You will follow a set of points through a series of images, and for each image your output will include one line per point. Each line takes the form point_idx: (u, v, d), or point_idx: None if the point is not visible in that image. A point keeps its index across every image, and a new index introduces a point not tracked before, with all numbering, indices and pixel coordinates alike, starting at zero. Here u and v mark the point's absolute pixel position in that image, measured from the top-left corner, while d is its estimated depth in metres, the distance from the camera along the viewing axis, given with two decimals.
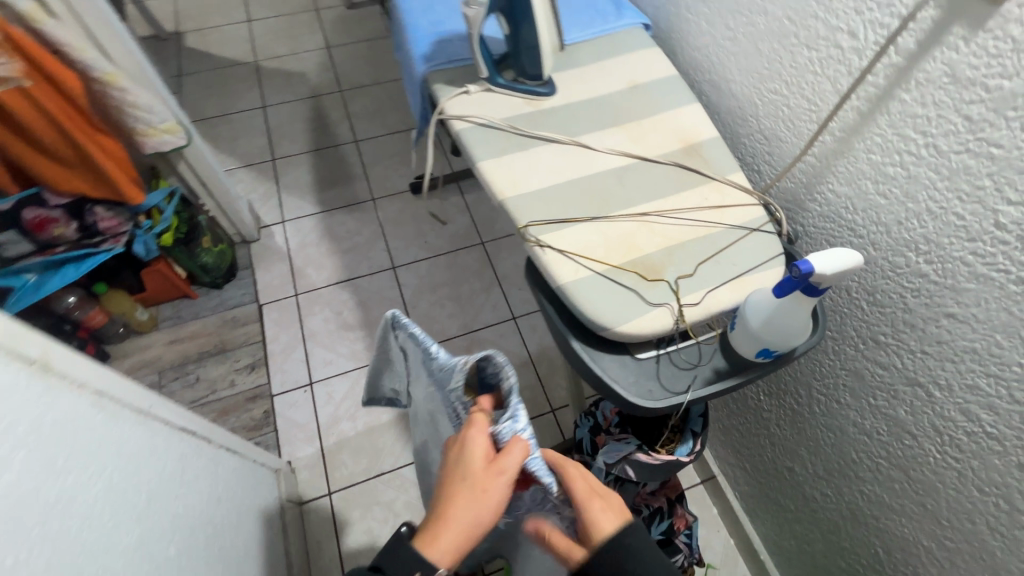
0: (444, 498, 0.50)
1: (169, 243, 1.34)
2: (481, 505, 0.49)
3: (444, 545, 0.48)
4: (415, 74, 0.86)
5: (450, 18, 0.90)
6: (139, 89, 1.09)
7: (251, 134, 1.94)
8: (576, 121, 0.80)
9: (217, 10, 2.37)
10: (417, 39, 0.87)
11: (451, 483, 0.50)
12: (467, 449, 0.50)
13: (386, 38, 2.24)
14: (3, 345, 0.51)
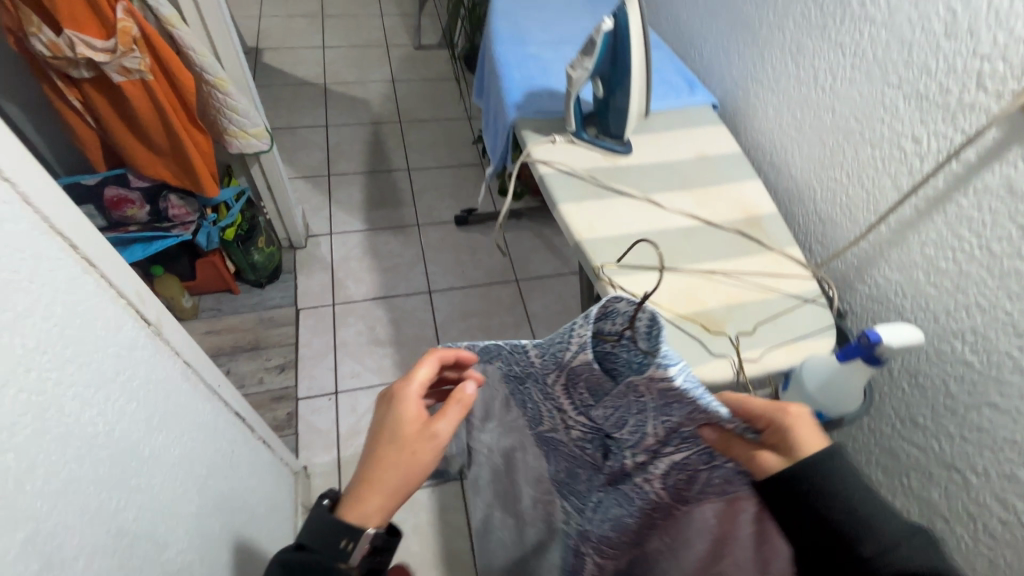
0: (371, 466, 0.57)
1: (230, 238, 1.41)
2: (409, 468, 0.57)
3: (371, 502, 0.56)
4: (505, 119, 0.95)
5: (541, 75, 1.00)
6: (240, 95, 1.18)
7: (312, 148, 2.05)
8: (650, 181, 0.87)
9: (296, 34, 2.56)
10: (511, 89, 0.97)
11: (379, 452, 0.57)
12: (402, 418, 0.58)
13: (449, 80, 2.40)
14: (132, 306, 0.56)
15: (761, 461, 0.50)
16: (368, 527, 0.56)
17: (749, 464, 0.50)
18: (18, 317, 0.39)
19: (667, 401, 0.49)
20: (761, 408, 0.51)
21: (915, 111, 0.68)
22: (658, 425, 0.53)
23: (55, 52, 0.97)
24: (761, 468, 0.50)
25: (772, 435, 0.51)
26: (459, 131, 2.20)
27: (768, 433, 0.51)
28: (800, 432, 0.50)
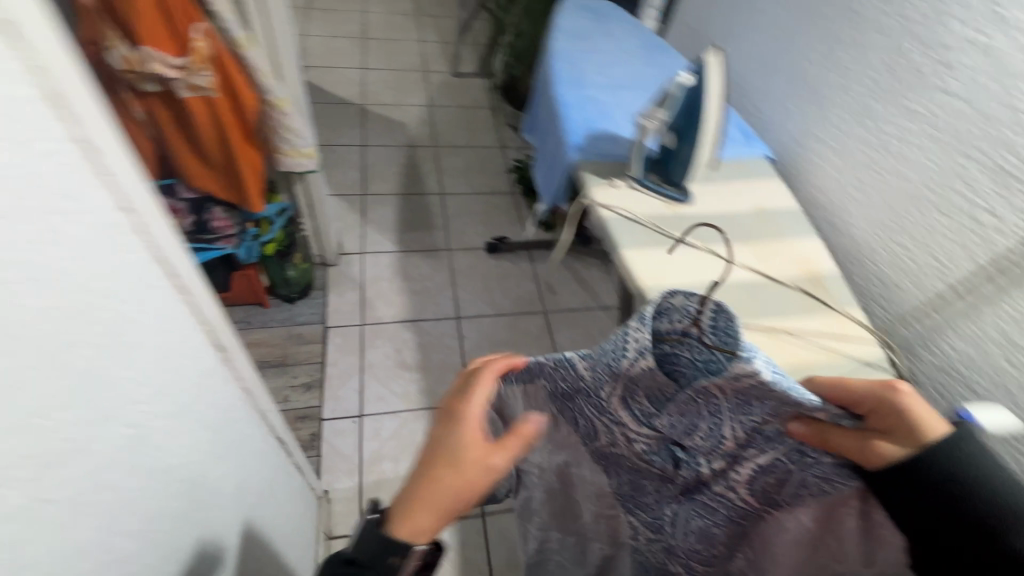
0: (422, 482, 0.51)
1: (270, 253, 1.43)
2: (463, 493, 0.51)
3: (419, 524, 0.51)
4: (565, 159, 0.95)
5: (600, 119, 1.01)
6: (297, 116, 1.19)
7: (348, 167, 2.07)
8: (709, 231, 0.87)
9: (337, 53, 2.61)
10: (572, 130, 0.97)
11: (433, 468, 0.51)
12: (460, 437, 0.52)
13: (484, 108, 2.44)
14: (210, 335, 0.55)
15: (876, 446, 0.49)
16: (417, 544, 0.51)
17: (861, 450, 0.50)
18: (127, 350, 0.39)
19: (750, 393, 0.51)
20: (862, 393, 0.52)
21: (997, 185, 0.67)
22: (741, 423, 0.55)
23: (128, 65, 0.98)
24: (878, 455, 0.49)
25: (880, 420, 0.51)
26: (492, 159, 2.22)
27: (874, 419, 0.51)
28: (913, 413, 0.50)
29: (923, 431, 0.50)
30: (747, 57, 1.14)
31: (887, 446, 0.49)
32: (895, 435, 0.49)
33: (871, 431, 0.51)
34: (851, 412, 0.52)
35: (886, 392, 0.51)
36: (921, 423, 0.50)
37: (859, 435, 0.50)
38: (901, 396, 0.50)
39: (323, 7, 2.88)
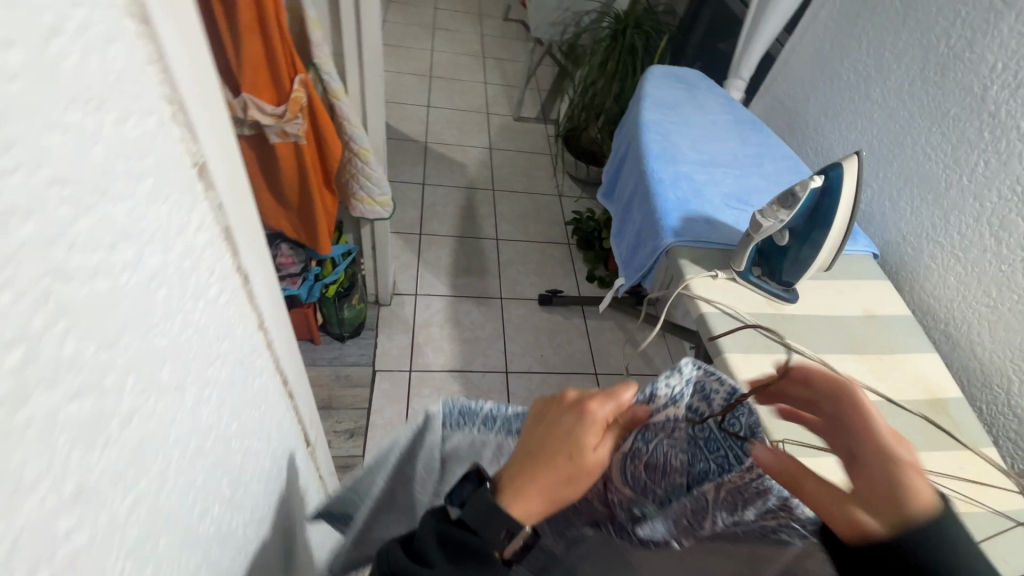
0: (543, 460, 0.46)
1: (331, 294, 1.40)
2: (577, 486, 0.46)
3: (536, 502, 0.45)
4: (659, 242, 0.91)
5: (695, 200, 0.97)
6: (378, 166, 1.19)
7: (406, 205, 2.07)
8: (819, 336, 0.80)
9: (403, 89, 2.65)
10: (667, 212, 0.93)
11: (556, 449, 0.46)
12: (585, 430, 0.47)
13: (544, 155, 2.44)
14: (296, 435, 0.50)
15: (847, 503, 0.43)
16: (527, 529, 0.44)
17: (829, 502, 0.44)
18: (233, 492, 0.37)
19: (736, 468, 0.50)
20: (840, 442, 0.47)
21: None
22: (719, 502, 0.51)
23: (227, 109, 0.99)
24: (844, 511, 0.43)
25: (868, 475, 0.43)
26: (548, 208, 2.20)
27: (864, 470, 0.44)
28: (909, 483, 0.42)
29: (909, 505, 0.41)
30: (849, 143, 1.09)
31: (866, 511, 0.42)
32: (875, 498, 0.42)
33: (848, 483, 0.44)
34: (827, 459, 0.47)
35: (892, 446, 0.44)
36: (912, 491, 0.41)
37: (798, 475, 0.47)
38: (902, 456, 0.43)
39: (392, 43, 2.94)
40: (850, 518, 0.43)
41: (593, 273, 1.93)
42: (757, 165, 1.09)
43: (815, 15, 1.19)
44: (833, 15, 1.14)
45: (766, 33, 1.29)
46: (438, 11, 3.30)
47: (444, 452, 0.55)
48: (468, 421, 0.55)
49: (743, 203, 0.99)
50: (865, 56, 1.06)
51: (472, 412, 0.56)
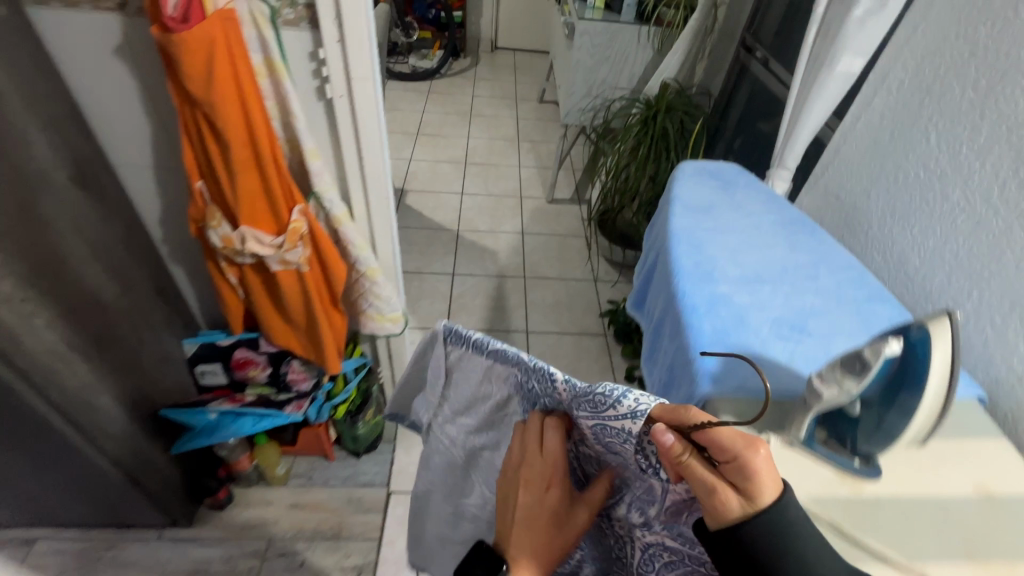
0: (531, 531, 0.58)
1: (340, 414, 1.32)
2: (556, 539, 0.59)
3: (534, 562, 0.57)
4: (694, 388, 0.75)
5: (738, 330, 0.82)
6: (387, 284, 1.12)
7: (435, 298, 2.01)
8: (913, 527, 0.60)
9: (439, 177, 2.68)
10: (702, 349, 0.78)
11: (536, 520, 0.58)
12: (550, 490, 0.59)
13: (579, 238, 2.35)
14: None
15: (722, 499, 0.49)
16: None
17: (710, 502, 0.50)
18: None
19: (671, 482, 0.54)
20: (728, 444, 0.50)
21: None
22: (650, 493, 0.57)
23: (226, 243, 0.96)
24: (719, 506, 0.49)
25: (732, 472, 0.50)
26: (582, 296, 2.07)
27: (729, 468, 0.50)
28: (762, 475, 0.49)
29: (763, 491, 0.49)
30: (926, 250, 0.91)
31: (735, 506, 0.49)
32: (740, 493, 0.49)
33: (722, 480, 0.50)
34: (717, 460, 0.51)
35: (750, 452, 0.49)
36: (766, 479, 0.49)
37: (707, 485, 0.49)
38: (761, 456, 0.49)
39: (431, 133, 3.04)
40: (724, 513, 0.49)
41: (632, 372, 1.75)
42: (811, 280, 0.93)
43: (869, 102, 1.06)
44: (892, 103, 1.00)
45: (811, 121, 1.16)
46: (475, 99, 3.42)
47: (449, 359, 0.67)
48: (458, 340, 0.64)
49: (798, 332, 0.83)
50: (936, 151, 0.90)
51: (465, 336, 0.64)
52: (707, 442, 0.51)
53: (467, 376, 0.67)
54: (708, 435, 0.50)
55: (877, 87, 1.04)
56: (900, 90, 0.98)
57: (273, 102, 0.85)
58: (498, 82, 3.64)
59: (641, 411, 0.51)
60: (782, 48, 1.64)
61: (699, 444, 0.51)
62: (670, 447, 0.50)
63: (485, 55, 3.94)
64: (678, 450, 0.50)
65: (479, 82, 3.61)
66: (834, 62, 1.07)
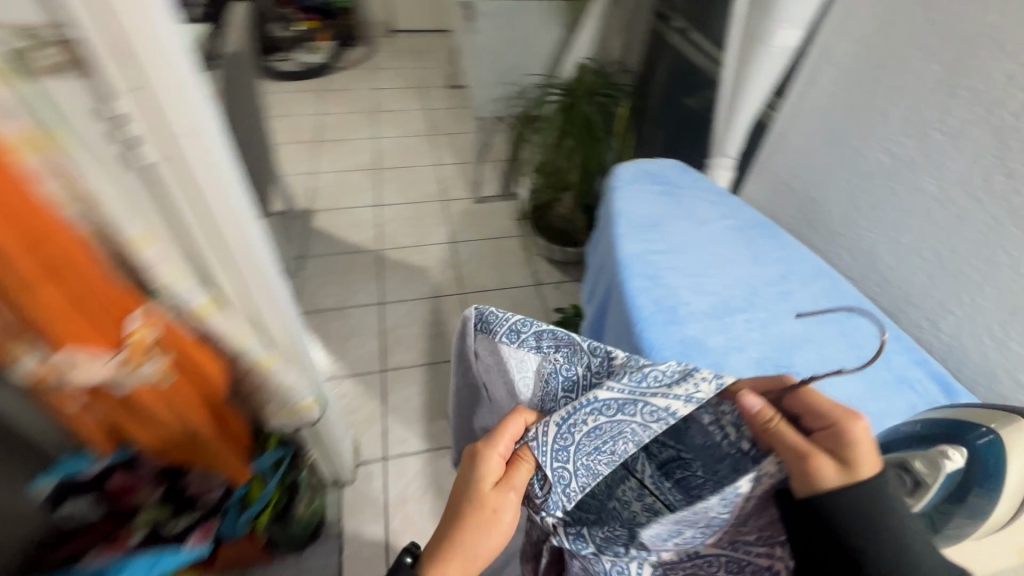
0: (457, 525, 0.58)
1: (264, 521, 1.09)
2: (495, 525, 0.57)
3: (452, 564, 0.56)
4: None
5: None
6: (287, 369, 0.91)
7: (365, 335, 1.77)
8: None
9: (350, 189, 2.39)
10: None
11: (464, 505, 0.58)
12: (485, 468, 0.56)
13: (514, 239, 2.16)
14: None
15: (821, 465, 0.48)
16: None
17: (797, 468, 0.49)
18: None
19: (760, 467, 0.49)
20: (824, 412, 0.52)
21: None
22: (720, 511, 0.51)
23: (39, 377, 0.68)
24: (822, 472, 0.48)
25: (826, 439, 0.51)
26: (528, 306, 1.90)
27: (822, 435, 0.52)
28: (860, 447, 0.50)
29: (859, 462, 0.49)
30: (901, 248, 0.81)
31: (825, 475, 0.48)
32: (841, 461, 0.49)
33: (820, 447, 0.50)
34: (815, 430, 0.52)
35: (842, 415, 0.51)
36: (864, 452, 0.50)
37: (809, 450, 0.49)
38: (858, 425, 0.50)
39: (334, 138, 2.71)
40: (814, 480, 0.48)
41: None
42: (784, 299, 0.81)
43: (814, 80, 0.94)
44: (842, 80, 0.88)
45: (751, 102, 1.04)
46: (378, 93, 3.09)
47: (480, 350, 0.66)
48: (486, 327, 0.63)
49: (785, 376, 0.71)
50: (900, 134, 0.79)
51: (502, 320, 0.63)
52: (796, 408, 0.54)
53: (496, 369, 0.65)
54: (798, 399, 0.54)
55: (822, 63, 0.92)
56: (849, 66, 0.87)
57: (58, 184, 0.58)
58: (402, 71, 3.32)
59: (697, 396, 0.51)
60: (702, 16, 1.51)
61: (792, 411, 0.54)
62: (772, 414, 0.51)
63: (382, 40, 3.57)
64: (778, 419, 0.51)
65: (380, 72, 3.27)
66: (771, 37, 0.93)
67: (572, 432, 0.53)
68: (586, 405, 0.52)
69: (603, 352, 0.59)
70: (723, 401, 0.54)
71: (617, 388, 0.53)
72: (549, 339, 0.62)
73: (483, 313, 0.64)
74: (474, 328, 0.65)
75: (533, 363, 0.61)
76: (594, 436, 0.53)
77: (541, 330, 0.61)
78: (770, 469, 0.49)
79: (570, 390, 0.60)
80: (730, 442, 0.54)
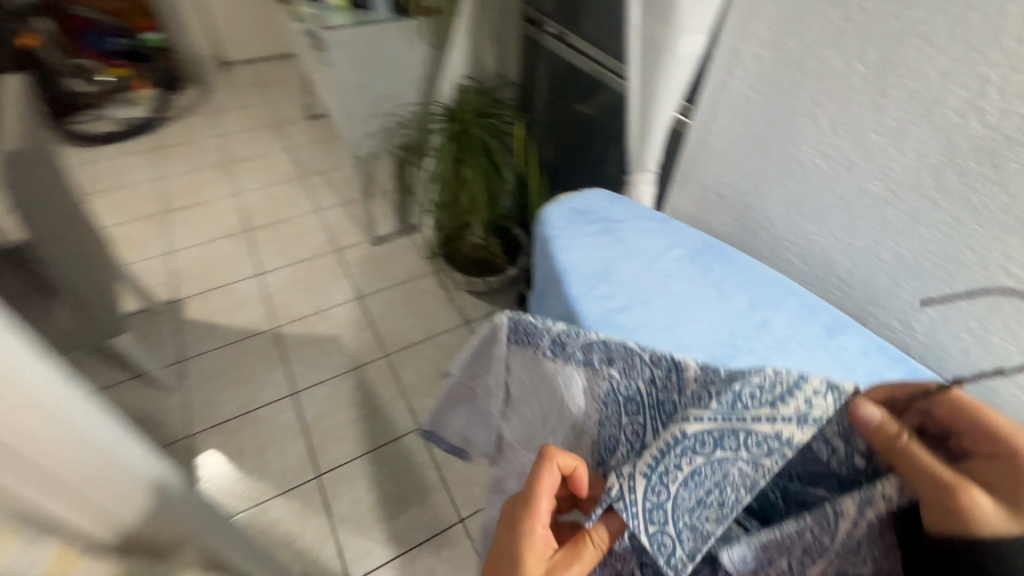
0: None
1: None
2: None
3: None
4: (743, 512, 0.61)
5: None
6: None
7: (285, 438, 1.50)
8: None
9: (221, 262, 2.04)
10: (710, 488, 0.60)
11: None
12: (531, 544, 0.55)
13: (427, 277, 1.98)
14: None
15: (976, 499, 0.44)
16: None
17: (936, 491, 0.45)
18: None
19: (878, 487, 0.48)
20: (988, 437, 0.48)
21: None
22: (821, 538, 0.50)
23: None
24: (978, 505, 0.44)
25: (991, 470, 0.47)
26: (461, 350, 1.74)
27: (985, 462, 0.47)
28: None
29: None
30: (856, 251, 0.78)
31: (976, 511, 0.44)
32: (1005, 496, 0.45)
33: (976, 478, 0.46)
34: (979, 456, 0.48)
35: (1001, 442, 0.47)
36: None
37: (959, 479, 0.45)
38: None
39: (184, 204, 2.30)
40: (957, 514, 0.44)
41: None
42: (763, 331, 0.75)
43: (726, 84, 0.89)
44: (757, 83, 0.83)
45: (665, 113, 0.96)
46: (226, 139, 2.68)
47: (526, 359, 0.72)
48: (526, 337, 0.71)
49: None
50: (834, 137, 0.75)
51: (557, 337, 0.68)
52: (944, 427, 0.51)
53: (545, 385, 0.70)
54: (954, 414, 0.50)
55: (731, 67, 0.86)
56: (763, 68, 0.81)
57: None
58: (249, 108, 2.92)
59: (811, 415, 0.52)
60: (575, 17, 1.42)
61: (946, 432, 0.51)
62: (906, 433, 0.48)
63: (215, 76, 3.12)
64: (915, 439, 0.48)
65: (224, 115, 2.85)
66: (675, 46, 0.86)
67: (665, 476, 0.52)
68: (677, 445, 0.53)
69: (671, 367, 0.61)
70: (832, 413, 0.52)
71: (708, 418, 0.53)
72: (602, 351, 0.66)
73: (521, 319, 0.72)
74: (511, 334, 0.73)
75: (581, 379, 0.65)
76: (690, 486, 0.52)
77: (589, 343, 0.66)
78: (887, 491, 0.48)
79: (629, 405, 0.62)
80: (838, 460, 0.53)
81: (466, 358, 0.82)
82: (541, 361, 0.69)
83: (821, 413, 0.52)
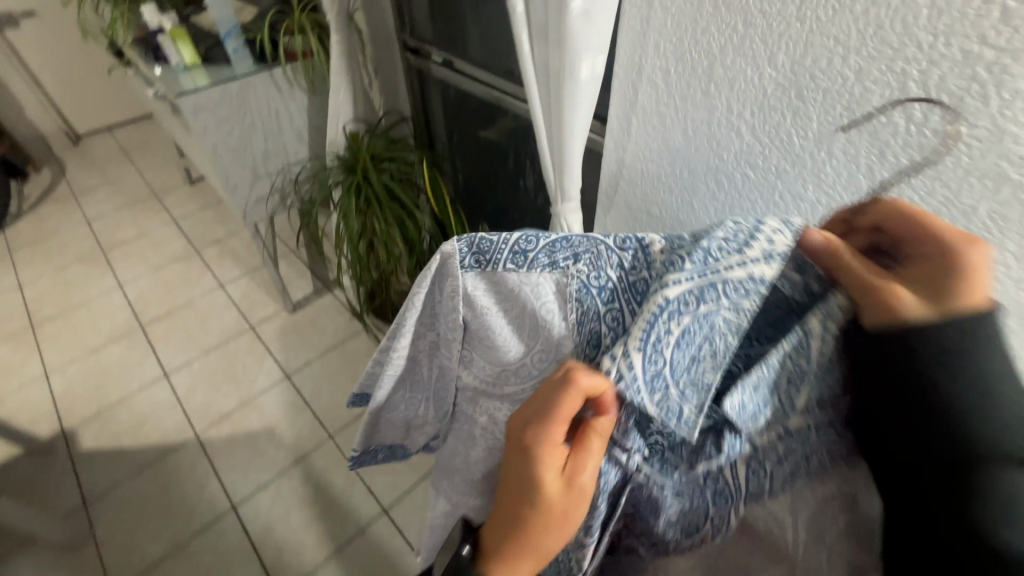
0: (524, 523, 0.52)
1: None
2: (564, 519, 0.51)
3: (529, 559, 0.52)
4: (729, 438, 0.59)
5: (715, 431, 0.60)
6: None
7: (232, 565, 1.30)
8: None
9: (114, 371, 1.76)
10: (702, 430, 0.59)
11: (531, 503, 0.51)
12: (546, 461, 0.50)
13: (359, 335, 1.82)
14: None
15: (900, 297, 0.41)
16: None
17: (876, 295, 0.43)
18: None
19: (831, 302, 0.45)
20: (932, 245, 0.43)
21: None
22: (810, 366, 0.46)
23: None
24: (904, 301, 0.41)
25: (925, 271, 0.43)
26: None
27: (918, 265, 0.44)
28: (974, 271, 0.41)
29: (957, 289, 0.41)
30: None
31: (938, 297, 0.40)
32: (943, 288, 0.41)
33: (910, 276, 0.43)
34: (913, 260, 0.44)
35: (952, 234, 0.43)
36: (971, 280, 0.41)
37: (886, 280, 0.43)
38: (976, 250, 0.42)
39: (58, 311, 1.98)
40: (890, 309, 0.42)
41: None
42: None
43: (634, 101, 0.83)
44: (667, 96, 0.78)
45: (578, 141, 0.88)
46: (95, 224, 2.35)
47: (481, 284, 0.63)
48: (484, 256, 0.62)
49: None
50: (759, 145, 0.70)
51: (515, 248, 0.61)
52: (893, 241, 0.46)
53: (508, 304, 0.63)
54: (895, 224, 0.46)
55: (636, 84, 0.81)
56: (670, 81, 0.76)
57: None
58: (117, 182, 2.58)
59: (778, 249, 0.46)
60: (459, 41, 1.33)
61: (889, 245, 0.47)
62: (836, 248, 0.46)
63: (69, 153, 2.74)
64: (847, 253, 0.45)
65: (88, 196, 2.51)
66: (575, 70, 0.78)
67: (660, 344, 0.47)
68: (660, 314, 0.47)
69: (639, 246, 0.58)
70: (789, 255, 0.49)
71: (686, 278, 0.47)
72: (565, 249, 0.61)
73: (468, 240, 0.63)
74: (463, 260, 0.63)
75: (551, 284, 0.60)
76: (684, 347, 0.47)
77: (552, 243, 0.61)
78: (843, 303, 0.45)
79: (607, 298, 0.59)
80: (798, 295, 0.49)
81: (410, 320, 0.67)
82: (503, 277, 0.62)
83: (784, 247, 0.47)
